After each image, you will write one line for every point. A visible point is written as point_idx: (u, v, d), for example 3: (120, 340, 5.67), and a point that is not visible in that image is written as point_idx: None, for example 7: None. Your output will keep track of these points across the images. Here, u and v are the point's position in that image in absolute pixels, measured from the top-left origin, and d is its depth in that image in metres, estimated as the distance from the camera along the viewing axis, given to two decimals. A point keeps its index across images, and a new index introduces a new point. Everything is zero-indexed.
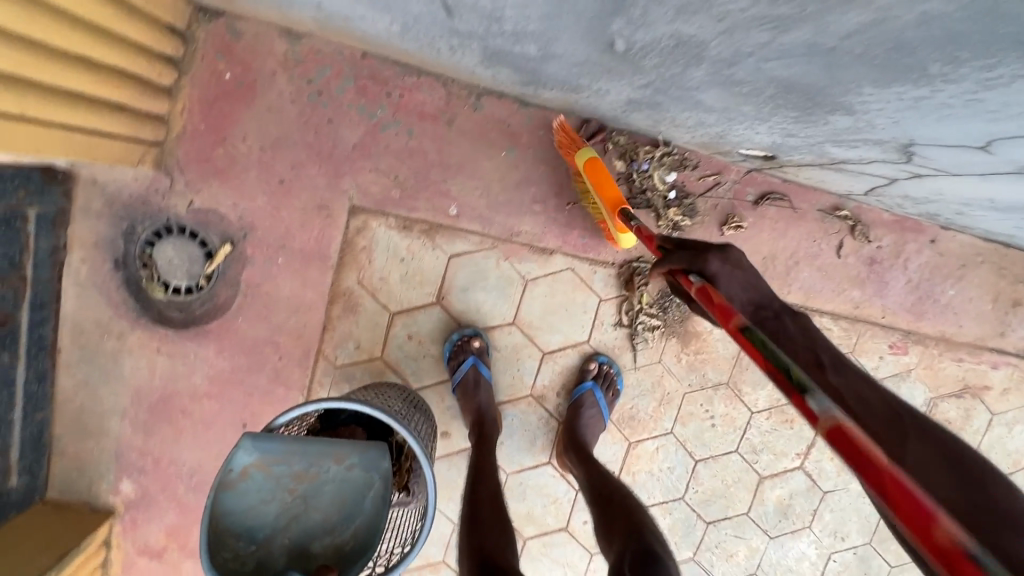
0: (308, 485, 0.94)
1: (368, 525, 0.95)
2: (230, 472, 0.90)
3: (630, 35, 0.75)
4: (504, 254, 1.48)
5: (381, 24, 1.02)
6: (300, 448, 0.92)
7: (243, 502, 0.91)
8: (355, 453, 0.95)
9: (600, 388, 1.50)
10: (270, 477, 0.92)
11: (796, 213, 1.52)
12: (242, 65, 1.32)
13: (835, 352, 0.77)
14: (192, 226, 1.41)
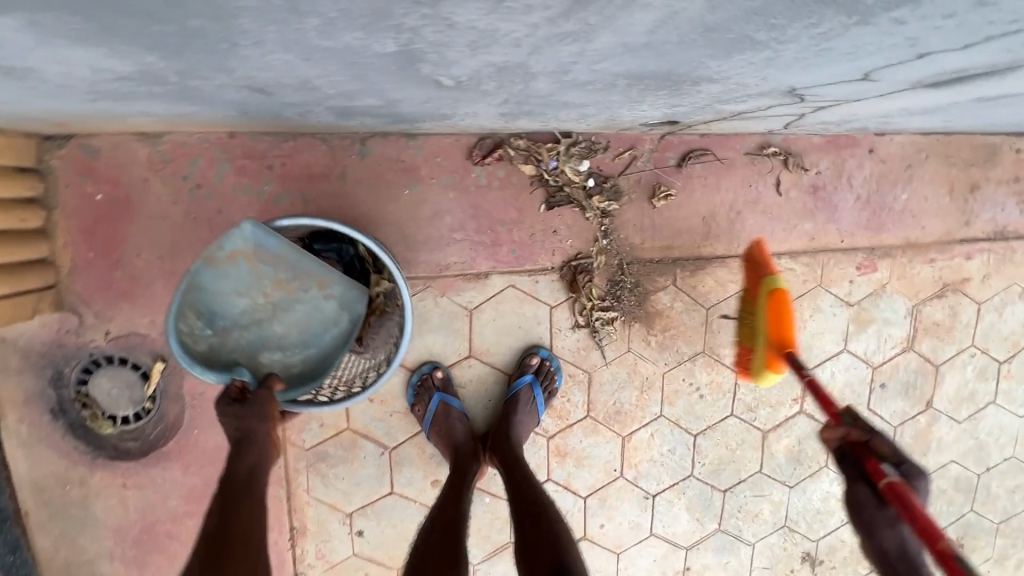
0: (285, 296, 1.08)
1: (324, 357, 1.11)
2: (220, 248, 1.01)
3: (448, 74, 0.68)
4: (440, 290, 1.41)
5: (216, 113, 0.94)
6: (289, 261, 1.05)
7: (220, 283, 1.04)
8: (338, 285, 1.09)
9: (539, 384, 1.43)
10: (254, 271, 1.04)
11: (725, 165, 1.44)
12: (109, 182, 1.24)
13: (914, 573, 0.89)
14: (119, 353, 1.36)
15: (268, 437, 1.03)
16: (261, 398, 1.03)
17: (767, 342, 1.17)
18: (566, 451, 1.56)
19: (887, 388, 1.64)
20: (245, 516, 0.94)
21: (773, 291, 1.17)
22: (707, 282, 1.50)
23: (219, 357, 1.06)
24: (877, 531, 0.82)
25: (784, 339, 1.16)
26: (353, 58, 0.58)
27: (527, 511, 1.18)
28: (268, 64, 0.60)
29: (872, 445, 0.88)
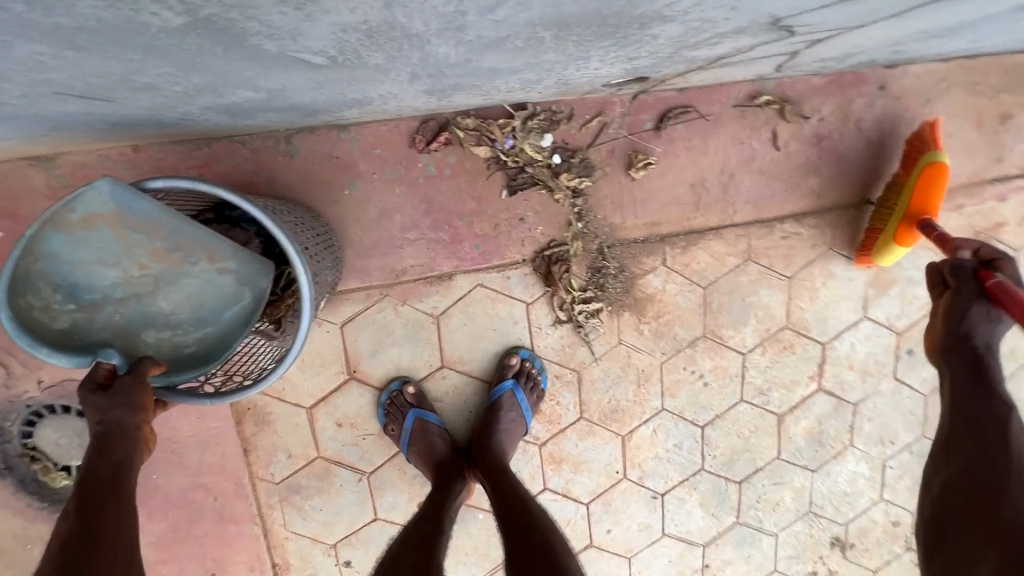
0: (165, 269, 0.78)
1: (221, 342, 0.82)
2: (67, 209, 0.73)
3: (305, 49, 0.51)
4: (399, 298, 1.26)
5: (81, 127, 0.78)
6: (166, 225, 0.76)
7: (77, 252, 0.75)
8: (237, 261, 0.81)
9: (523, 388, 1.28)
10: (121, 239, 0.76)
11: (711, 121, 1.25)
12: (9, 217, 1.09)
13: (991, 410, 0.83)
14: (62, 401, 1.24)
15: (141, 431, 0.79)
16: (128, 386, 0.76)
17: (907, 214, 1.18)
18: (562, 457, 1.41)
19: (915, 354, 1.47)
20: (112, 534, 0.71)
21: (933, 162, 1.13)
22: (702, 258, 1.32)
23: (80, 339, 0.77)
24: (982, 334, 0.85)
25: (915, 214, 1.17)
26: (142, 39, 0.41)
27: (518, 522, 1.03)
28: (36, 61, 0.44)
29: (998, 267, 0.91)
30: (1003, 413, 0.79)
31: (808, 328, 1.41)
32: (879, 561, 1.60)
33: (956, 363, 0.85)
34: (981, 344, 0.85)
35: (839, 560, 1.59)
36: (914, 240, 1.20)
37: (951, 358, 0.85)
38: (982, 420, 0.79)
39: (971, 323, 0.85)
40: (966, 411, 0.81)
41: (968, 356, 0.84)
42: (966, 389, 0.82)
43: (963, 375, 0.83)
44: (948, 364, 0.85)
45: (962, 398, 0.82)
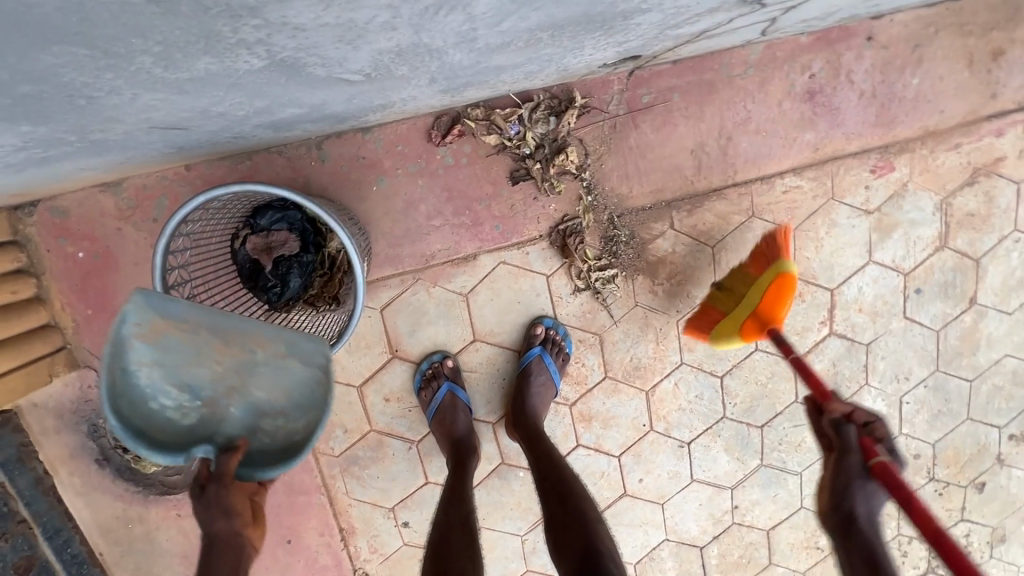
0: (235, 362, 0.82)
1: (308, 425, 0.82)
2: (129, 326, 0.79)
3: (346, 71, 0.62)
4: (431, 280, 1.38)
5: (151, 153, 0.91)
6: (210, 320, 0.80)
7: (165, 362, 0.81)
8: (286, 340, 0.82)
9: (550, 355, 1.40)
10: (190, 342, 0.81)
11: (705, 89, 1.32)
12: (87, 239, 1.25)
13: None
14: None
15: (241, 538, 0.80)
16: (216, 491, 0.77)
17: (755, 312, 1.20)
18: (591, 415, 1.53)
19: (923, 293, 1.53)
20: None
21: (781, 274, 1.20)
22: (707, 219, 1.41)
23: (197, 442, 0.81)
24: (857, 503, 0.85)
25: (772, 312, 1.18)
26: (230, 80, 0.53)
27: (552, 488, 1.14)
28: (148, 106, 0.56)
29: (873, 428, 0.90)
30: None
31: (815, 277, 1.49)
32: None
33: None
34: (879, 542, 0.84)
35: None
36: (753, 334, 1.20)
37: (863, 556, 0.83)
38: None
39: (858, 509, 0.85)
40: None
41: (859, 545, 0.84)
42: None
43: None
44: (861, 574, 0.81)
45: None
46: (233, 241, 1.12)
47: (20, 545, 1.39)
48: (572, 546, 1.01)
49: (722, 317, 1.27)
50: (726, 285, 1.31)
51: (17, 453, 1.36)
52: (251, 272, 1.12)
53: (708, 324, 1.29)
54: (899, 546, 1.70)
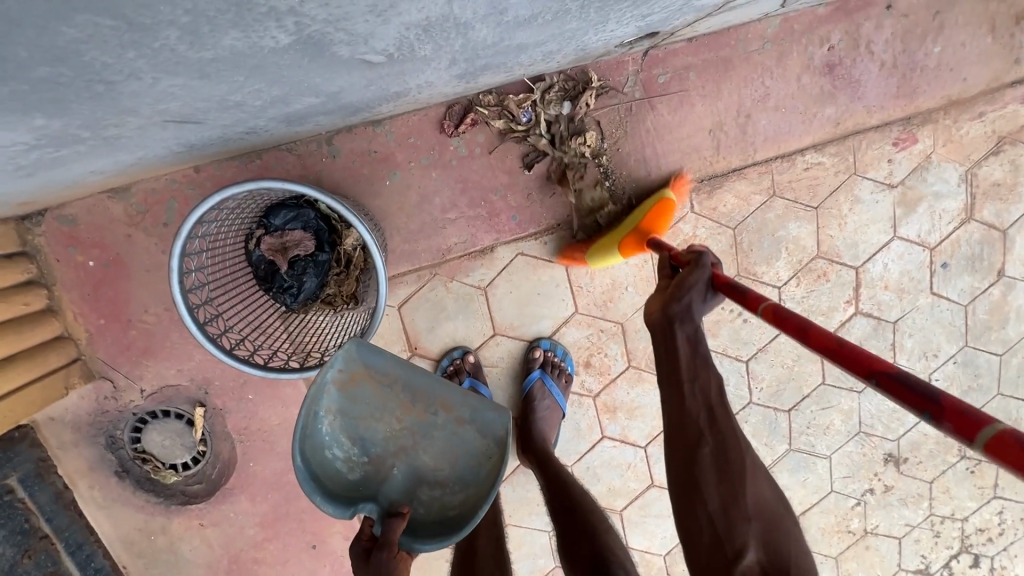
0: (414, 421, 0.86)
1: (470, 505, 0.84)
2: (333, 372, 0.85)
3: (370, 50, 0.58)
4: (448, 275, 1.35)
5: (162, 152, 0.88)
6: (407, 376, 0.86)
7: (351, 412, 0.86)
8: (470, 407, 0.86)
9: (551, 377, 1.39)
10: (379, 395, 0.86)
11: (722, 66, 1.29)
12: (98, 247, 1.22)
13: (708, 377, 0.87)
14: (161, 406, 1.37)
15: None
16: (380, 558, 0.79)
17: (636, 228, 1.22)
18: (615, 406, 1.50)
19: (950, 267, 1.49)
20: None
21: (661, 199, 1.24)
22: (727, 201, 1.38)
23: (363, 494, 0.86)
24: (695, 320, 0.86)
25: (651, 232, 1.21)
26: (254, 61, 0.50)
27: (563, 505, 1.08)
28: (167, 93, 0.53)
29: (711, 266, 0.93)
30: (732, 442, 0.83)
31: (839, 255, 1.45)
32: (935, 472, 1.64)
33: (710, 390, 0.86)
34: (708, 354, 0.88)
35: (893, 474, 1.64)
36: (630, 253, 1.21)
37: (696, 373, 0.86)
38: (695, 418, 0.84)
39: (697, 322, 0.87)
40: (710, 452, 0.82)
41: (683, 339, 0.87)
42: (717, 425, 0.84)
43: (705, 400, 0.85)
44: (694, 394, 0.85)
45: (713, 432, 0.84)
46: (248, 242, 1.09)
47: (42, 562, 1.32)
48: (580, 557, 0.96)
49: (598, 240, 1.29)
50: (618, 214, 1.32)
51: (35, 468, 1.33)
52: (267, 273, 1.10)
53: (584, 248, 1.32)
54: (932, 526, 1.67)
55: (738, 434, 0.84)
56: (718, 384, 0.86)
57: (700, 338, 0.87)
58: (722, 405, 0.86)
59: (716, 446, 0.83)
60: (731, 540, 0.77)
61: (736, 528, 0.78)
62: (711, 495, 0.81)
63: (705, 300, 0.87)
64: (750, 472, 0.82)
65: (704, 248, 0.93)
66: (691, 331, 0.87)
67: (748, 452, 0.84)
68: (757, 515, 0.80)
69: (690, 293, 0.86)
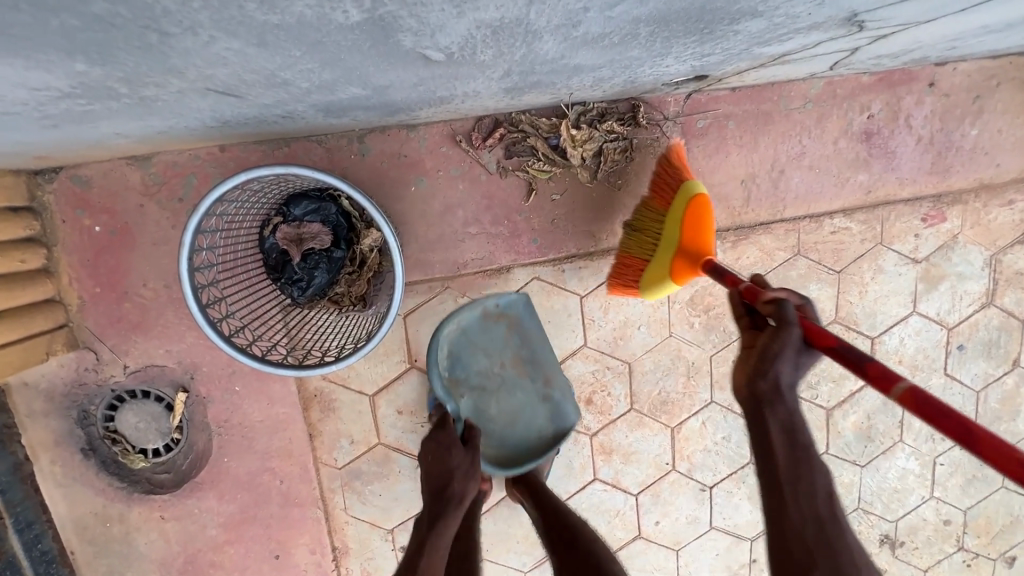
0: (514, 370, 1.23)
1: (517, 441, 1.22)
2: (501, 303, 1.21)
3: (433, 44, 0.56)
4: (460, 290, 1.31)
5: (195, 126, 0.86)
6: (534, 346, 1.24)
7: (482, 336, 1.22)
8: (557, 390, 1.24)
9: None
10: (508, 339, 1.23)
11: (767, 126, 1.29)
12: (107, 213, 1.18)
13: (806, 458, 0.75)
14: (143, 386, 1.30)
15: None
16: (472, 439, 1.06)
17: (682, 251, 1.02)
18: (612, 448, 1.44)
19: (966, 350, 1.47)
20: None
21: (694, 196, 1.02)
22: (751, 253, 1.36)
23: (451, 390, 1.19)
24: (787, 401, 0.75)
25: (692, 250, 1.01)
26: (316, 36, 0.48)
27: (561, 534, 1.03)
28: (218, 57, 0.50)
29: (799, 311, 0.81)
30: (848, 561, 0.71)
31: (857, 322, 1.42)
32: (930, 561, 1.57)
33: (816, 500, 0.74)
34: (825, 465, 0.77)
35: (888, 557, 1.57)
36: (685, 277, 1.03)
37: (800, 477, 0.75)
38: (794, 521, 0.73)
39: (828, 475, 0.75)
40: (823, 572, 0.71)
41: (793, 453, 0.75)
42: (826, 540, 0.72)
43: (818, 517, 0.73)
44: (798, 503, 0.73)
45: (821, 548, 0.72)
46: (263, 228, 1.05)
47: None
48: None
49: (645, 267, 1.10)
50: (644, 230, 1.11)
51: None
52: (278, 263, 1.05)
53: (637, 277, 1.12)
54: None
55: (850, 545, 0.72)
56: (825, 491, 0.74)
57: (800, 428, 0.76)
58: (835, 507, 0.74)
59: (829, 567, 0.71)
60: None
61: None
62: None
63: (799, 364, 0.75)
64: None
65: (787, 292, 0.80)
66: (829, 485, 0.75)
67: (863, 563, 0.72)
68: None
69: (778, 362, 0.74)
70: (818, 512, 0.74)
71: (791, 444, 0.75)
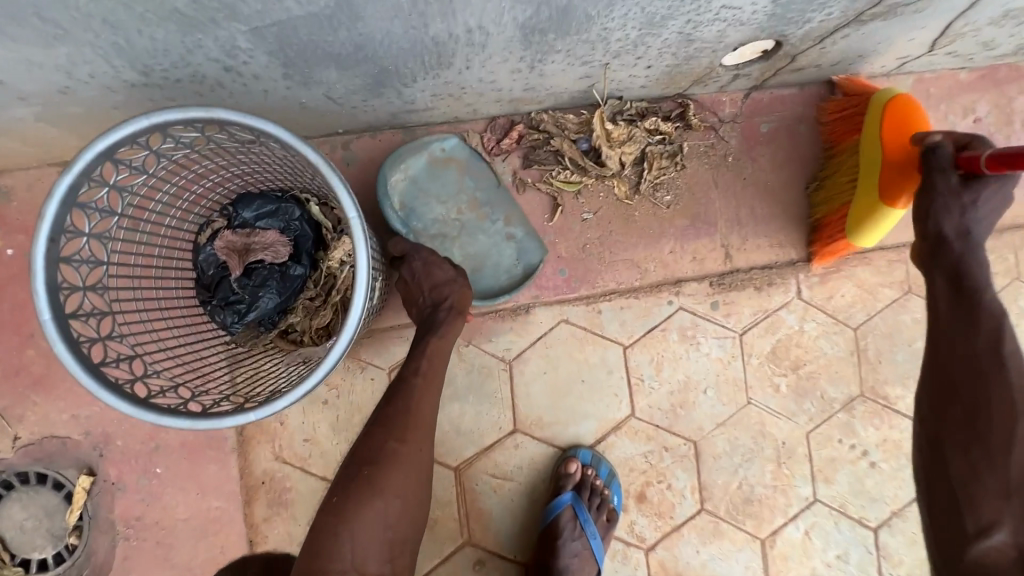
0: (473, 219, 0.96)
1: (488, 285, 0.96)
2: (442, 145, 0.94)
3: None
4: (464, 337, 1.00)
5: (105, 74, 0.63)
6: (491, 184, 0.97)
7: (430, 184, 0.95)
8: (524, 229, 0.97)
9: (587, 508, 0.96)
10: (461, 182, 0.95)
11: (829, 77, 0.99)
12: (25, 232, 0.94)
13: (977, 300, 0.71)
14: (36, 466, 0.97)
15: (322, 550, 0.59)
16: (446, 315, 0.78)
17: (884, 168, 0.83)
18: (678, 571, 1.00)
19: None
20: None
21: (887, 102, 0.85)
22: (846, 291, 1.04)
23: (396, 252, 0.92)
24: (965, 241, 0.74)
25: (903, 161, 0.82)
26: None
27: None
28: None
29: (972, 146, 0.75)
30: (1003, 405, 0.64)
31: None
32: None
33: (976, 342, 0.68)
34: (1003, 313, 0.70)
35: None
36: (908, 195, 0.82)
37: (966, 316, 0.70)
38: (958, 353, 0.68)
39: (1001, 324, 0.68)
40: (964, 407, 0.65)
41: (957, 287, 0.72)
42: (981, 378, 0.66)
43: (974, 358, 0.67)
44: (955, 338, 0.69)
45: (976, 386, 0.66)
46: (200, 234, 0.77)
47: None
48: None
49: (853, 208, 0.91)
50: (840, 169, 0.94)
51: None
52: (213, 281, 0.76)
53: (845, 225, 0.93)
54: None
55: (1009, 390, 0.65)
56: (1002, 341, 0.67)
57: (970, 274, 0.72)
58: (1005, 355, 0.67)
59: (973, 402, 0.65)
60: (973, 515, 0.62)
61: (980, 502, 0.62)
62: (956, 455, 0.64)
63: (965, 206, 0.74)
64: (1018, 441, 0.63)
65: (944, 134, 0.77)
66: (1000, 328, 0.68)
67: (1019, 410, 0.64)
68: (1020, 492, 0.61)
69: (937, 206, 0.75)
70: (994, 353, 0.67)
71: (955, 284, 0.72)
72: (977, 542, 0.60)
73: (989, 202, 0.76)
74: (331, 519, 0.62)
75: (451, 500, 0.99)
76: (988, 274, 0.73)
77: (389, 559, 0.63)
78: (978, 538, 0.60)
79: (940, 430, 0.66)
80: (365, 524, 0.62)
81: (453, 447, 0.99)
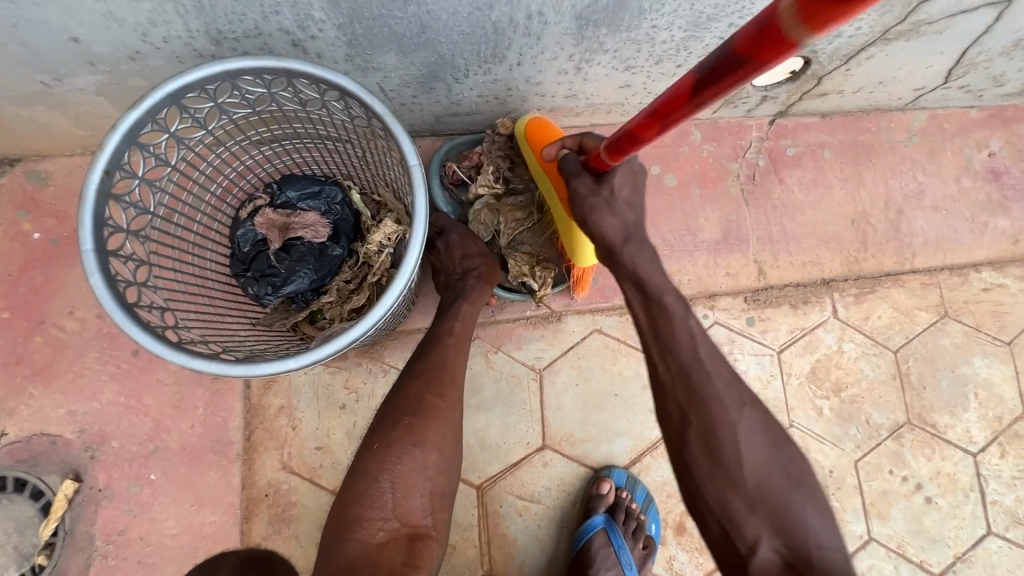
0: None
1: None
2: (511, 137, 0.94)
3: None
4: (492, 344, 0.95)
5: (178, 40, 0.66)
6: None
7: None
8: None
9: (620, 533, 0.89)
10: None
11: (852, 105, 1.03)
12: (54, 216, 0.92)
13: (666, 301, 0.60)
14: (17, 468, 0.88)
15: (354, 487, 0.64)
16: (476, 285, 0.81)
17: None
18: None
19: None
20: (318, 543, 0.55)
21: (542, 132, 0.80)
22: (882, 312, 1.02)
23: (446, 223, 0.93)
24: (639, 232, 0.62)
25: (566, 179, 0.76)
26: None
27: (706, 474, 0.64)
28: None
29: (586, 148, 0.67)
30: (722, 420, 0.57)
31: None
32: None
33: (678, 346, 0.59)
34: (689, 310, 0.61)
35: None
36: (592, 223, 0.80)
37: (660, 328, 0.60)
38: (673, 374, 0.59)
39: (688, 314, 0.60)
40: (694, 427, 0.57)
41: (639, 301, 0.61)
42: (699, 397, 0.57)
43: (681, 365, 0.59)
44: (664, 359, 0.59)
45: (696, 411, 0.57)
46: (241, 210, 0.77)
47: None
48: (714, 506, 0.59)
49: None
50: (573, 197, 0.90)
51: None
52: (249, 256, 0.75)
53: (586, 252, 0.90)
54: None
55: (718, 392, 0.58)
56: (700, 345, 0.59)
57: (648, 278, 0.60)
58: (703, 353, 0.59)
59: (704, 427, 0.57)
60: (740, 536, 0.54)
61: (741, 521, 0.55)
62: (704, 482, 0.56)
63: (608, 199, 0.62)
64: (744, 442, 0.56)
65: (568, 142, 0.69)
66: (693, 330, 0.59)
67: (734, 408, 0.57)
68: (762, 500, 0.55)
69: (588, 210, 0.61)
70: (700, 358, 0.59)
71: (643, 296, 0.61)
72: (754, 566, 0.53)
73: (626, 180, 0.63)
74: (373, 467, 0.64)
75: (471, 524, 0.90)
76: (664, 268, 0.61)
77: (428, 512, 0.65)
78: (752, 557, 0.53)
79: (683, 456, 0.58)
80: (408, 472, 0.64)
81: (477, 462, 0.92)
